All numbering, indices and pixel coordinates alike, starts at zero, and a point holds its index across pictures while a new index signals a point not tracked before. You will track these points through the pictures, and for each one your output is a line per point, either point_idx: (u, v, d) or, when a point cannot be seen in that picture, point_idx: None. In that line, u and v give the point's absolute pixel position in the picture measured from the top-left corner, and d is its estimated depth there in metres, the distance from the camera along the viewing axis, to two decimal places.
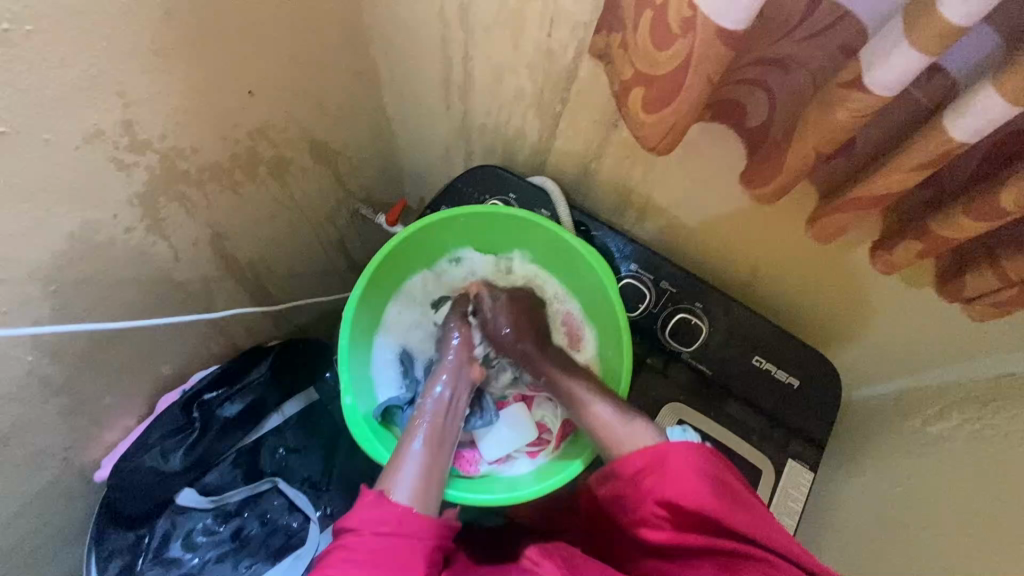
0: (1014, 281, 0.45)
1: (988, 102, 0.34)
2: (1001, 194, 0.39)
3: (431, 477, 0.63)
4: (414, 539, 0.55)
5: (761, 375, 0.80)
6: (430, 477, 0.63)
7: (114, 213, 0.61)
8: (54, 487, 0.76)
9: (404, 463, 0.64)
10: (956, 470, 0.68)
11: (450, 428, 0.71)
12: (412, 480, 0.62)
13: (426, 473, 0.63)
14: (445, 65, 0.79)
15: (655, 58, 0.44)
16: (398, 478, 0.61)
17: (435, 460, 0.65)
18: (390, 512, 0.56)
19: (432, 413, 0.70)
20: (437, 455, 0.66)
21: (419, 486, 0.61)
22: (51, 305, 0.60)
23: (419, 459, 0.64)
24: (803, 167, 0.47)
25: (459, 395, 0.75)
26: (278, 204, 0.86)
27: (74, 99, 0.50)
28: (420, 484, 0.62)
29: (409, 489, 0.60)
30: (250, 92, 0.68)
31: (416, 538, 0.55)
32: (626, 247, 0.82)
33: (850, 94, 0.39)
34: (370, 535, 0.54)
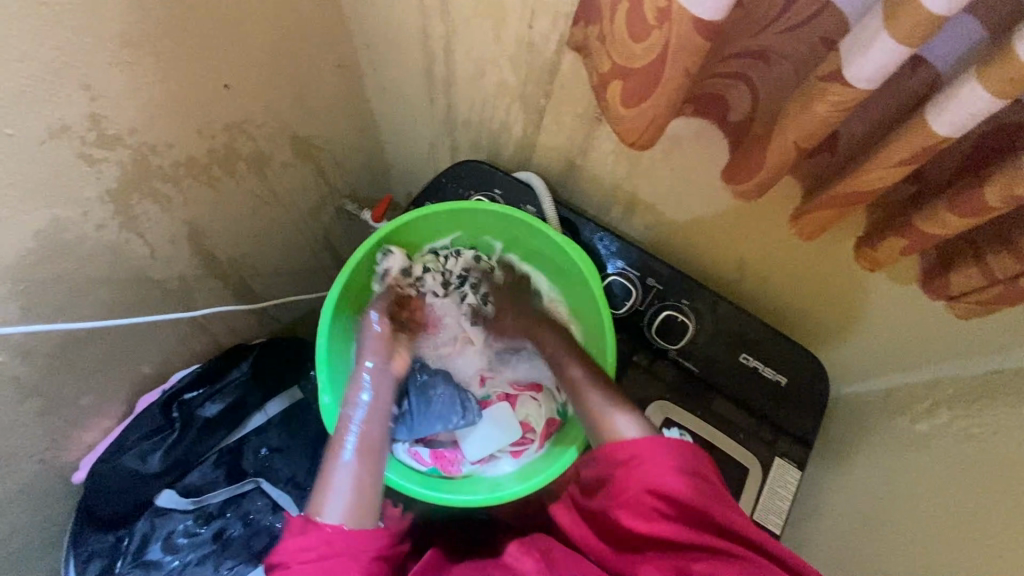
0: (997, 279, 0.44)
1: (972, 97, 0.33)
2: (986, 190, 0.38)
3: (365, 486, 0.61)
4: (346, 557, 0.55)
5: (749, 372, 0.79)
6: (363, 486, 0.61)
7: (84, 210, 0.59)
8: (30, 489, 0.74)
9: (333, 478, 0.61)
10: (944, 469, 0.68)
11: (381, 428, 0.68)
12: (344, 495, 0.59)
13: (358, 484, 0.61)
14: (427, 58, 0.77)
15: (633, 51, 0.43)
16: (329, 498, 0.59)
17: (365, 465, 0.63)
18: (318, 536, 0.55)
19: (361, 413, 0.67)
20: (367, 460, 0.63)
21: (351, 499, 0.59)
22: (19, 305, 0.58)
23: (350, 470, 0.62)
24: (784, 163, 0.46)
25: (384, 390, 0.71)
26: (259, 200, 0.85)
27: (37, 93, 0.48)
28: (354, 497, 0.60)
29: (341, 505, 0.58)
30: (225, 85, 0.66)
31: (349, 556, 0.55)
32: (612, 243, 0.81)
33: (831, 86, 0.38)
34: (296, 565, 0.53)
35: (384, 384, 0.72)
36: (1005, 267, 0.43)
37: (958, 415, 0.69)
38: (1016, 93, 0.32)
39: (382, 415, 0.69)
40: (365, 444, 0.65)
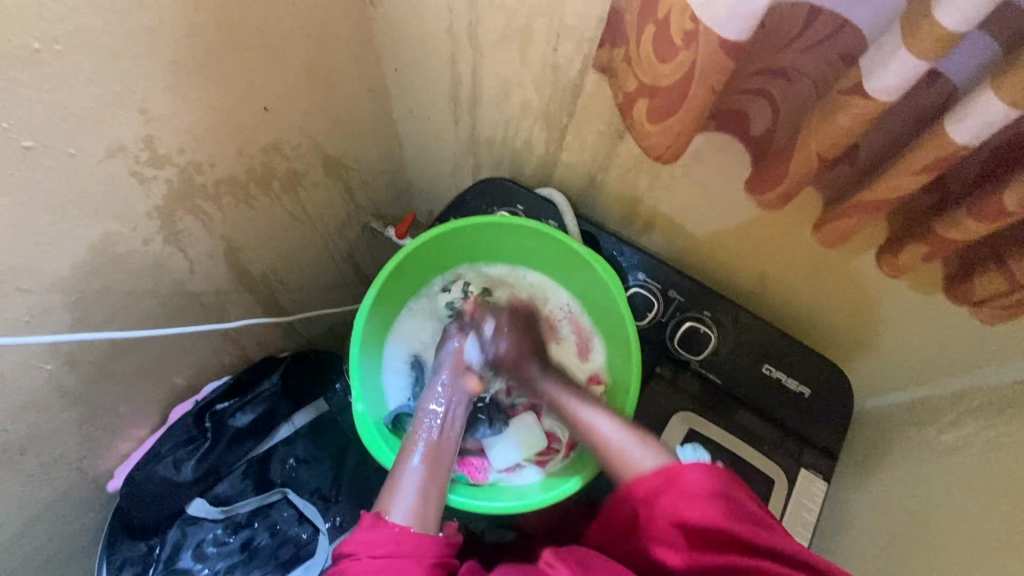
0: (1021, 284, 0.45)
1: (988, 106, 0.35)
2: (1006, 194, 0.40)
3: (430, 493, 0.64)
4: (412, 558, 0.57)
5: (771, 384, 0.80)
6: (429, 493, 0.64)
7: (133, 225, 0.62)
8: (68, 497, 0.77)
9: (402, 480, 0.64)
10: (974, 481, 0.67)
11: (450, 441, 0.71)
12: (411, 499, 0.63)
13: (425, 490, 0.64)
14: (454, 81, 0.81)
15: (658, 70, 0.45)
16: (397, 500, 0.62)
17: (434, 474, 0.66)
18: (387, 534, 0.58)
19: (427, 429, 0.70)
20: (436, 471, 0.67)
21: (418, 504, 0.62)
22: (69, 316, 0.61)
23: (418, 475, 0.65)
24: (806, 173, 0.48)
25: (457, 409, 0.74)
26: (291, 218, 0.88)
27: (99, 115, 0.52)
28: (420, 500, 0.63)
29: (408, 508, 0.62)
30: (265, 108, 0.70)
31: (414, 558, 0.57)
32: (633, 256, 0.83)
33: (852, 100, 0.40)
34: (368, 559, 0.56)
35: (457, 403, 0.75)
36: None
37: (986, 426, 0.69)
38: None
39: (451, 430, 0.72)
40: (433, 453, 0.68)
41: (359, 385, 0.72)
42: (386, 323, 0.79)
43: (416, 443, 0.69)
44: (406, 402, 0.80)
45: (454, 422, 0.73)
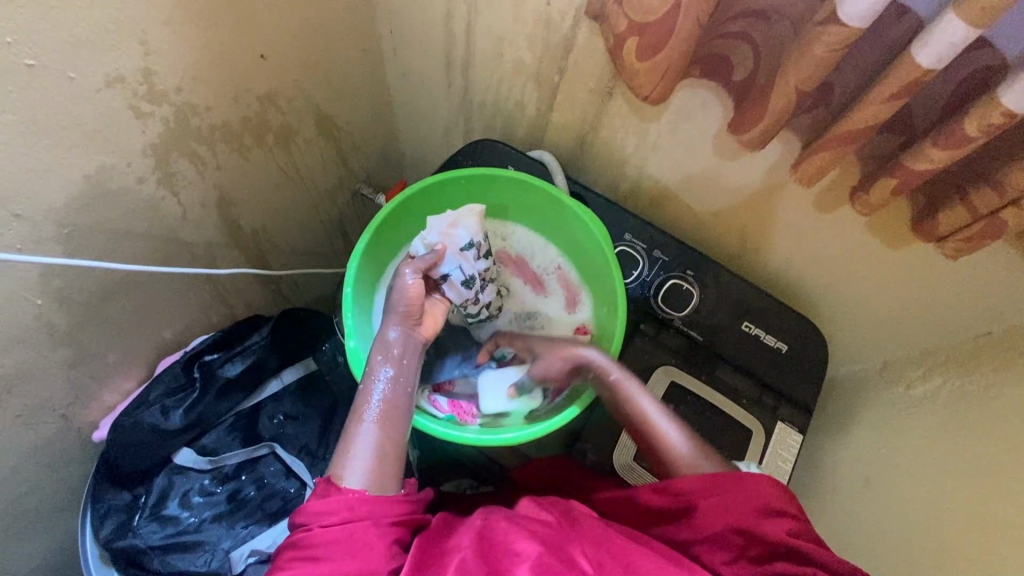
0: (979, 216, 0.49)
1: (950, 27, 0.38)
2: (966, 123, 0.43)
3: (388, 453, 0.59)
4: (371, 522, 0.54)
5: (751, 341, 0.82)
6: (385, 454, 0.59)
7: (129, 160, 0.63)
8: (54, 444, 0.76)
9: (355, 440, 0.59)
10: (938, 427, 0.71)
11: (405, 396, 0.64)
12: (365, 461, 0.58)
13: (381, 450, 0.59)
14: (448, 40, 0.82)
15: (648, 6, 0.48)
16: (350, 462, 0.57)
17: (388, 432, 0.60)
18: (341, 500, 0.54)
19: (379, 382, 0.64)
20: (390, 429, 0.61)
21: (375, 464, 0.58)
22: (62, 249, 0.61)
23: (370, 435, 0.59)
24: (784, 109, 0.51)
25: (409, 357, 0.67)
26: (283, 174, 0.88)
27: (102, 41, 0.52)
28: (376, 463, 0.58)
29: (362, 470, 0.57)
30: (262, 55, 0.71)
31: (371, 520, 0.54)
32: (618, 217, 0.84)
33: (826, 29, 0.43)
34: (320, 528, 0.52)
35: (409, 351, 0.68)
36: (988, 202, 0.47)
37: (951, 377, 0.73)
38: (986, 21, 0.37)
39: (406, 383, 0.65)
40: (386, 411, 0.62)
41: (353, 322, 0.74)
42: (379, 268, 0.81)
43: (367, 400, 0.62)
44: None
45: (408, 375, 0.66)
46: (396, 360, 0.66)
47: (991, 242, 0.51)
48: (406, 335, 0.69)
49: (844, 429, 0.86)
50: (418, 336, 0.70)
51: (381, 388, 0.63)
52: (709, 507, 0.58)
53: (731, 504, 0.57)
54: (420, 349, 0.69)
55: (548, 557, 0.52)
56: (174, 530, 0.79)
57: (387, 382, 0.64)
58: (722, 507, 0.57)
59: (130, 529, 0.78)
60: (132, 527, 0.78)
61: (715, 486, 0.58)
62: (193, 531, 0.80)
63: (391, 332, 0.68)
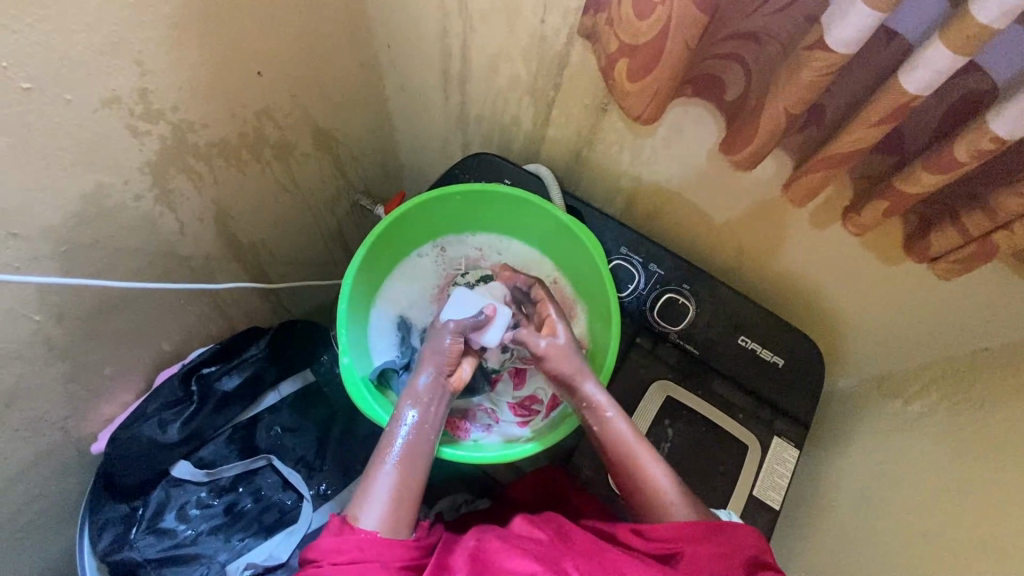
0: (973, 237, 0.49)
1: (936, 54, 0.38)
2: (956, 147, 0.43)
3: (404, 499, 0.61)
4: (377, 565, 0.56)
5: (747, 355, 0.82)
6: (401, 499, 0.61)
7: (125, 178, 0.63)
8: (53, 457, 0.77)
9: (376, 482, 0.61)
10: (934, 444, 0.70)
11: (427, 444, 0.65)
12: (381, 505, 0.60)
13: (398, 497, 0.61)
14: (445, 55, 0.83)
15: (638, 28, 0.48)
16: (367, 504, 0.59)
17: (407, 478, 0.62)
18: (350, 541, 0.56)
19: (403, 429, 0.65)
20: (409, 477, 0.62)
21: (390, 509, 0.60)
22: (59, 266, 0.62)
23: (390, 481, 0.61)
24: (775, 131, 0.51)
25: (436, 405, 0.68)
26: (281, 187, 0.89)
27: (97, 63, 0.53)
28: (391, 508, 0.60)
29: (377, 514, 0.59)
30: (258, 72, 0.71)
31: (379, 563, 0.56)
32: (615, 230, 0.84)
33: (815, 53, 0.43)
34: (330, 565, 0.54)
35: (439, 398, 0.69)
36: (980, 225, 0.47)
37: (948, 393, 0.72)
38: (973, 48, 0.37)
39: (430, 430, 0.66)
40: (409, 458, 0.63)
41: (347, 338, 0.75)
42: (373, 282, 0.82)
43: (390, 444, 0.64)
44: (390, 358, 0.82)
45: (433, 423, 0.67)
46: (423, 405, 0.67)
47: (985, 262, 0.51)
48: (436, 382, 0.69)
49: (842, 443, 0.86)
50: (447, 386, 0.70)
51: (405, 433, 0.65)
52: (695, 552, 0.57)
53: (717, 551, 0.57)
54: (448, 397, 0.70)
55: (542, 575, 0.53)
56: (172, 543, 0.79)
57: (412, 427, 0.65)
58: (704, 553, 0.57)
59: (128, 542, 0.78)
60: (129, 540, 0.79)
61: (701, 532, 0.58)
62: (190, 543, 0.80)
63: (420, 378, 0.69)
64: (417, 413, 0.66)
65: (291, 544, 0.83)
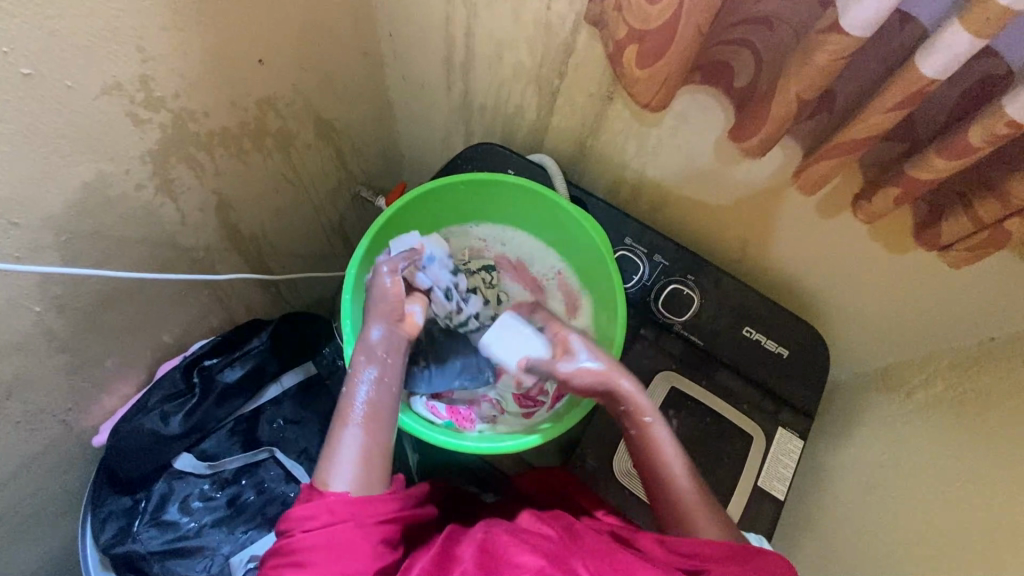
0: (983, 225, 0.49)
1: (954, 38, 0.38)
2: (969, 133, 0.43)
3: (373, 453, 0.60)
4: (352, 523, 0.55)
5: (752, 346, 0.82)
6: (370, 457, 0.59)
7: (126, 167, 0.62)
8: (54, 450, 0.76)
9: (341, 446, 0.59)
10: (938, 434, 0.71)
11: (387, 398, 0.63)
12: (350, 467, 0.58)
13: (365, 455, 0.59)
14: (448, 44, 0.82)
15: (648, 13, 0.47)
16: (335, 468, 0.58)
17: (372, 436, 0.60)
18: (320, 504, 0.55)
19: (364, 388, 0.63)
20: (374, 434, 0.61)
21: (359, 470, 0.58)
22: (60, 257, 0.61)
23: (354, 441, 0.60)
24: (785, 118, 0.50)
25: (393, 358, 0.66)
26: (282, 178, 0.88)
27: (98, 49, 0.52)
28: (361, 468, 0.58)
29: (346, 476, 0.58)
30: (260, 61, 0.70)
31: (353, 523, 0.55)
32: (619, 220, 0.84)
33: (829, 38, 0.42)
34: (303, 533, 0.54)
35: (395, 350, 0.67)
36: (991, 212, 0.47)
37: (952, 383, 0.72)
38: (991, 31, 0.37)
39: (392, 385, 0.65)
40: (372, 415, 0.62)
41: (351, 329, 0.74)
42: None
43: (352, 407, 0.62)
44: None
45: (391, 376, 0.65)
46: (379, 360, 0.65)
47: (994, 251, 0.51)
48: (389, 333, 0.67)
49: (845, 434, 0.86)
50: (402, 336, 0.68)
51: (365, 393, 0.62)
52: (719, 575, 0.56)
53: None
54: (405, 345, 0.68)
55: (548, 569, 0.52)
56: (175, 535, 0.79)
57: (372, 385, 0.63)
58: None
59: (131, 534, 0.78)
60: (132, 532, 0.78)
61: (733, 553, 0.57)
62: (194, 535, 0.80)
63: (372, 332, 0.66)
64: (375, 369, 0.64)
65: None
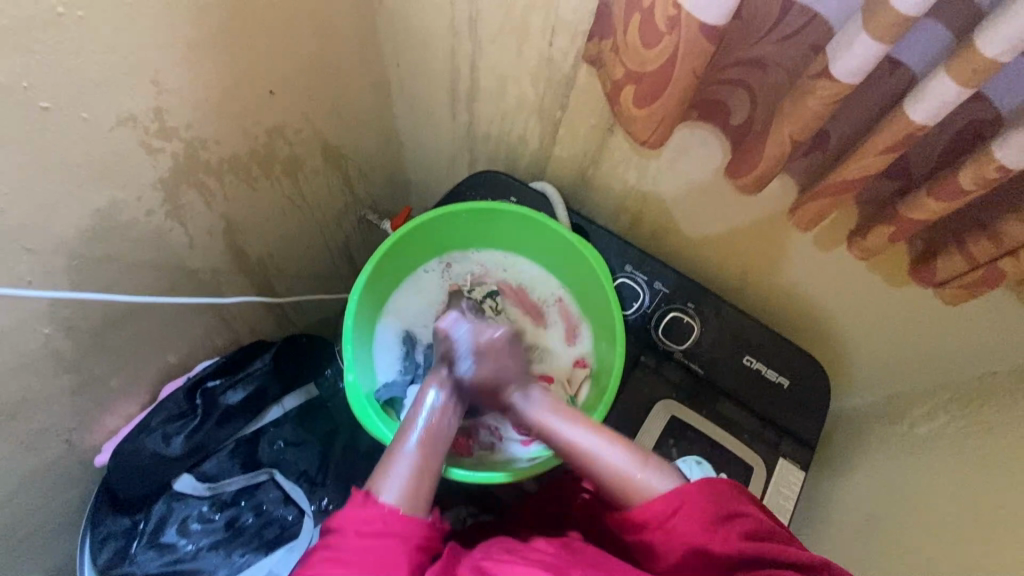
0: (978, 264, 0.49)
1: (942, 87, 0.39)
2: (960, 175, 0.44)
3: (425, 475, 0.61)
4: (399, 540, 0.55)
5: (752, 375, 0.81)
6: (423, 475, 0.61)
7: (138, 194, 0.64)
8: (56, 469, 0.77)
9: (398, 460, 0.62)
10: (940, 468, 0.70)
11: (446, 432, 0.68)
12: (404, 479, 0.60)
13: (419, 473, 0.61)
14: (453, 75, 0.84)
15: (645, 55, 0.49)
16: (389, 477, 0.60)
17: (428, 459, 0.63)
18: (376, 513, 0.56)
19: (425, 416, 0.68)
20: (431, 457, 0.64)
21: (410, 485, 0.60)
22: (70, 281, 0.62)
23: (412, 457, 0.62)
24: (779, 156, 0.51)
25: (456, 393, 0.73)
26: (289, 202, 0.90)
27: (115, 83, 0.54)
28: (412, 482, 0.60)
29: (399, 486, 0.59)
30: (271, 91, 0.73)
31: (401, 539, 0.55)
32: (619, 248, 0.85)
33: (820, 82, 0.44)
34: (353, 535, 0.54)
35: (461, 384, 0.74)
36: (985, 251, 0.48)
37: (955, 416, 0.71)
38: (979, 81, 0.38)
39: (451, 418, 0.70)
40: (430, 441, 0.65)
41: (352, 354, 0.75)
42: (380, 296, 0.83)
43: (411, 430, 0.66)
44: (395, 374, 0.82)
45: (452, 412, 0.70)
46: (445, 396, 0.71)
47: (990, 289, 0.52)
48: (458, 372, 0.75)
49: (850, 465, 0.85)
50: (470, 371, 0.76)
51: (426, 420, 0.67)
52: (688, 517, 0.55)
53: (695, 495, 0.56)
54: (470, 389, 0.74)
55: None
56: (173, 557, 0.80)
57: (434, 411, 0.69)
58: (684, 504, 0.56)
59: (128, 556, 0.79)
60: (130, 554, 0.79)
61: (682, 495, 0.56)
62: (191, 558, 0.80)
63: (442, 367, 0.74)
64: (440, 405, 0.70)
65: (291, 561, 0.83)
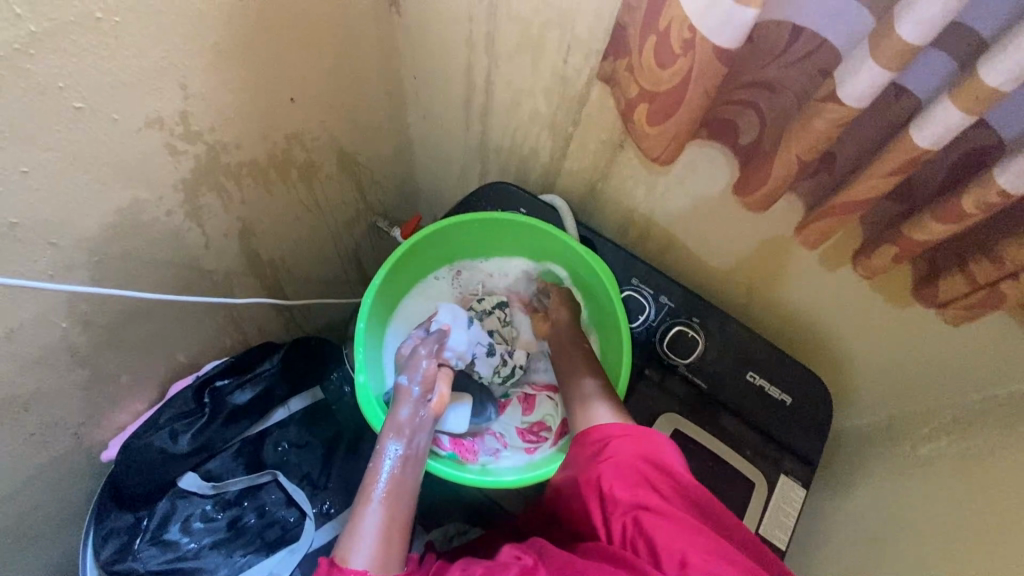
0: (980, 285, 0.51)
1: (946, 114, 0.40)
2: (963, 199, 0.45)
3: (396, 530, 0.59)
4: None
5: (756, 391, 0.82)
6: (393, 533, 0.58)
7: (160, 194, 0.66)
8: (64, 463, 0.77)
9: (363, 523, 0.58)
10: (940, 489, 0.70)
11: (411, 477, 0.65)
12: (371, 542, 0.56)
13: (388, 531, 0.58)
14: (469, 89, 0.86)
15: (659, 76, 0.51)
16: (355, 544, 0.56)
17: (395, 513, 0.60)
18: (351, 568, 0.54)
19: (390, 463, 0.64)
20: (397, 509, 0.60)
21: (380, 548, 0.56)
22: (90, 276, 0.64)
23: (378, 514, 0.59)
24: (786, 174, 0.53)
25: (418, 436, 0.69)
26: (303, 207, 0.91)
27: (146, 86, 0.56)
28: (382, 543, 0.57)
29: (368, 552, 0.55)
30: (291, 99, 0.74)
31: None
32: (627, 261, 0.86)
33: (827, 106, 0.45)
34: None
35: (421, 427, 0.70)
36: (987, 273, 0.49)
37: (956, 437, 0.72)
38: (981, 109, 0.39)
39: (415, 463, 0.66)
40: (395, 492, 0.62)
41: (363, 356, 0.76)
42: (391, 301, 0.84)
43: (376, 482, 0.62)
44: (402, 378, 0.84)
45: (415, 454, 0.67)
46: (406, 436, 0.68)
47: (993, 309, 0.53)
48: (416, 411, 0.72)
49: (852, 485, 0.85)
50: (430, 412, 0.72)
51: (390, 470, 0.64)
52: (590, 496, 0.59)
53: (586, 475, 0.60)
54: (430, 423, 0.71)
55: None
56: (174, 555, 0.80)
57: (397, 460, 0.65)
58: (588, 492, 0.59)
59: (131, 553, 0.79)
60: (132, 550, 0.79)
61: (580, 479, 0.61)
62: (192, 557, 0.81)
63: (402, 409, 0.71)
64: (404, 449, 0.66)
65: (291, 564, 0.83)
